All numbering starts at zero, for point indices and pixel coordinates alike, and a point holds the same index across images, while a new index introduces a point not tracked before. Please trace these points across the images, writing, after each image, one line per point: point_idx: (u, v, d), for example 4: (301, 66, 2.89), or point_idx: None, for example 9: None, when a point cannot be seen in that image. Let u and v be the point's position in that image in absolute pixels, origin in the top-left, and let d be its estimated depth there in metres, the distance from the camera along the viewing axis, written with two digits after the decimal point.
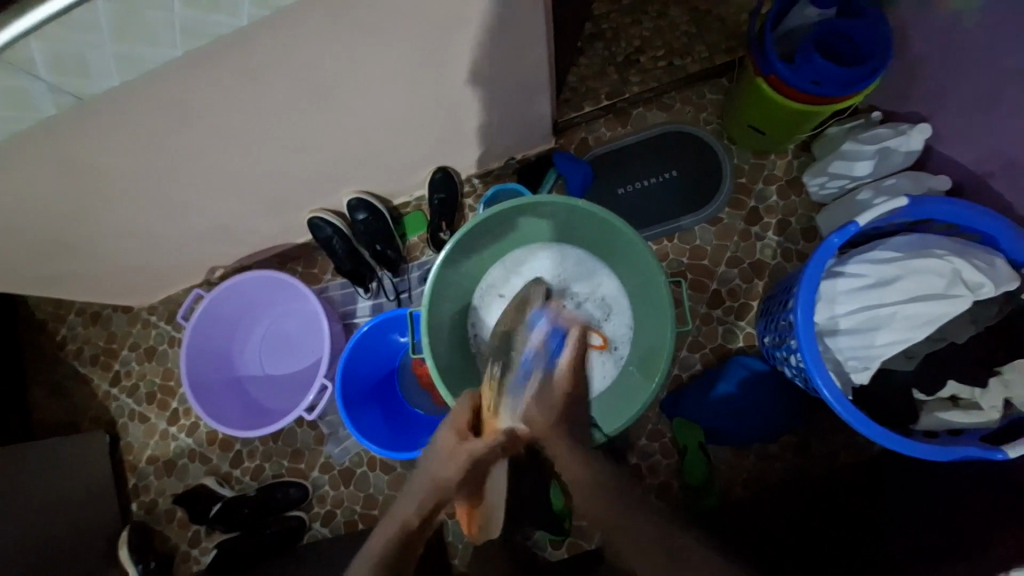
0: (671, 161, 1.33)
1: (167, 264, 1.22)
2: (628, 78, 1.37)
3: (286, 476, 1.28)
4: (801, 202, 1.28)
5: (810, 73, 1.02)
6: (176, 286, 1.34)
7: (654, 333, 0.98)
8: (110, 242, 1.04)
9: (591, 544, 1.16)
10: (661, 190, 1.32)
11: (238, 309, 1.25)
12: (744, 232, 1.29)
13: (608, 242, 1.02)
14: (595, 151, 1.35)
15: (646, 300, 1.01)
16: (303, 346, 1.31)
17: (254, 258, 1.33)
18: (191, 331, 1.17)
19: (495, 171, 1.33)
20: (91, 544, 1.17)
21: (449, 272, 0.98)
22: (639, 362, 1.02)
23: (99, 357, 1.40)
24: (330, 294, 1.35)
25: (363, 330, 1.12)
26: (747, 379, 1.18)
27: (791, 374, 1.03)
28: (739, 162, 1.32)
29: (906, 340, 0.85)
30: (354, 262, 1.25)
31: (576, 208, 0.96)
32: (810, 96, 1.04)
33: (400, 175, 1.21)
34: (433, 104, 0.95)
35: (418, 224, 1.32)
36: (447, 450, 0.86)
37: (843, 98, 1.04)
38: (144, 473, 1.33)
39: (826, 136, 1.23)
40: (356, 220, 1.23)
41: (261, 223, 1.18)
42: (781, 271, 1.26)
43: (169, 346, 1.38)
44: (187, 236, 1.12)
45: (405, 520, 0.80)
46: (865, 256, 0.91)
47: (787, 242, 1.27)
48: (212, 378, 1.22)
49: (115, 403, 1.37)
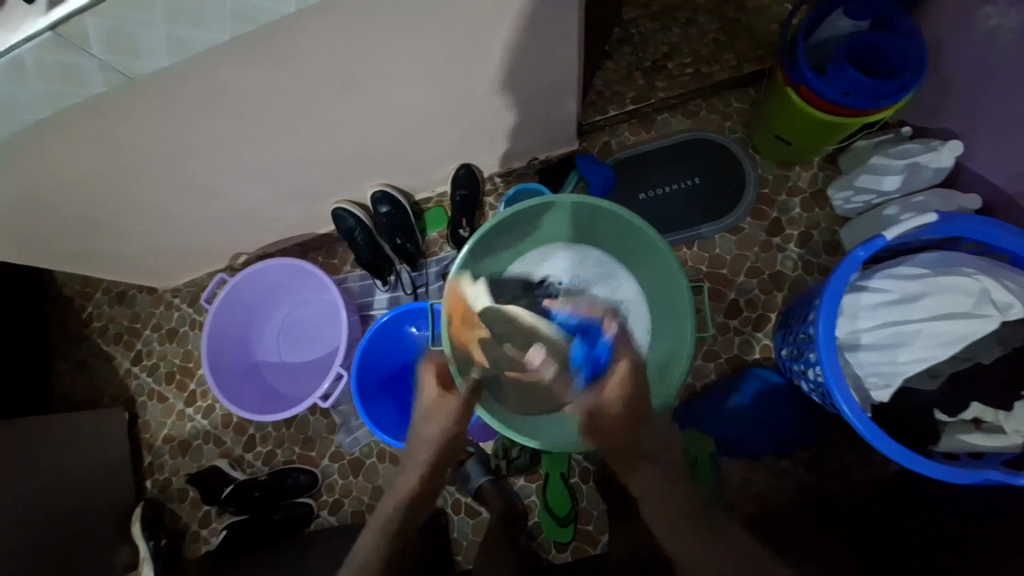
0: (694, 169, 1.32)
1: (193, 247, 1.25)
2: (654, 84, 1.37)
3: (297, 463, 1.29)
4: (824, 215, 1.27)
5: (842, 84, 1.01)
6: (200, 270, 1.37)
7: (673, 338, 0.99)
8: (142, 222, 1.07)
9: (596, 548, 1.15)
10: (682, 197, 1.31)
11: (260, 295, 1.27)
12: (765, 242, 1.28)
13: (629, 243, 1.02)
14: (618, 155, 1.35)
15: (666, 304, 1.01)
16: (320, 335, 1.33)
17: (277, 246, 1.36)
18: (213, 314, 1.20)
19: (517, 171, 1.35)
20: (106, 518, 1.20)
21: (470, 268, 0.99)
22: (657, 366, 1.02)
23: (123, 336, 1.44)
24: (348, 285, 1.36)
25: (381, 322, 1.13)
26: (763, 391, 1.16)
27: (809, 388, 1.01)
28: (763, 173, 1.31)
29: (930, 358, 0.84)
30: (374, 255, 1.27)
31: (600, 209, 0.96)
32: (841, 108, 1.04)
33: (424, 171, 1.22)
34: (461, 101, 0.96)
35: (439, 220, 1.33)
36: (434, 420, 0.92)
37: (873, 111, 1.03)
38: (159, 451, 1.36)
39: (854, 149, 1.22)
40: (379, 213, 1.25)
41: (286, 212, 1.20)
42: (801, 284, 1.25)
43: (190, 329, 1.42)
44: (215, 220, 1.15)
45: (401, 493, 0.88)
46: (890, 271, 0.89)
47: (809, 254, 1.26)
48: (231, 361, 1.25)
49: (135, 381, 1.41)
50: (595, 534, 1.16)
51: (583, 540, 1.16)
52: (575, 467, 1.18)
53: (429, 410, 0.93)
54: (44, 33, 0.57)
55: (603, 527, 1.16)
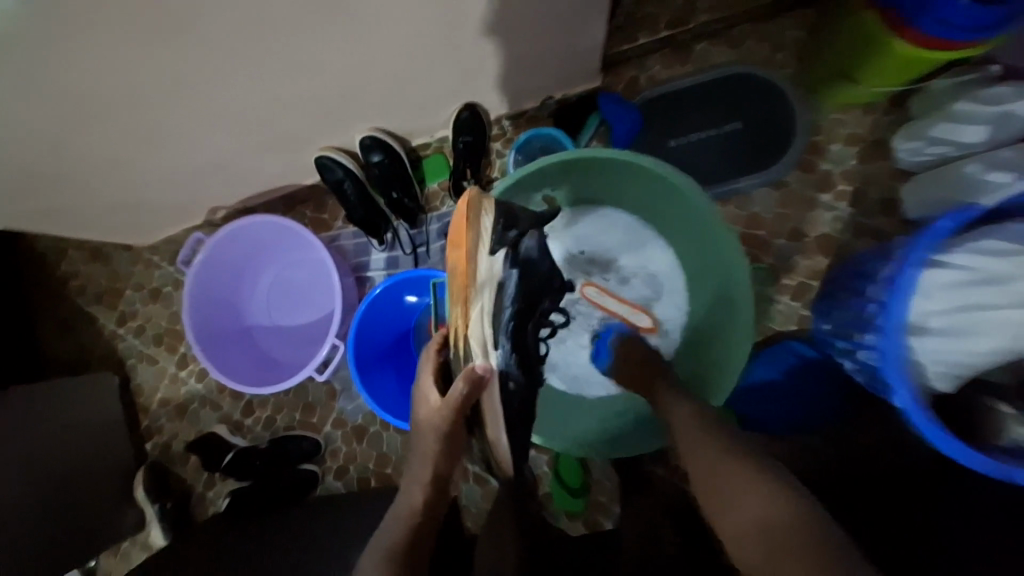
0: (738, 110, 1.13)
1: (165, 202, 1.11)
2: (695, 4, 1.15)
3: (298, 429, 1.25)
4: (882, 168, 1.13)
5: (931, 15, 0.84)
6: (178, 227, 1.25)
7: (717, 322, 0.92)
8: (97, 172, 0.93)
9: (609, 521, 1.14)
10: (720, 144, 1.13)
11: (247, 255, 1.17)
12: (811, 200, 1.14)
13: (675, 207, 0.91)
14: (646, 93, 1.15)
15: (708, 280, 0.94)
16: (312, 298, 1.22)
17: (259, 201, 1.22)
18: (195, 279, 1.09)
19: (529, 112, 1.15)
20: (108, 480, 1.18)
21: None
22: (699, 342, 0.96)
23: (103, 296, 1.34)
24: (341, 244, 1.23)
25: (375, 294, 1.04)
26: (794, 366, 1.08)
27: (853, 366, 0.96)
28: (816, 118, 1.15)
29: (1006, 349, 0.75)
30: (366, 211, 1.13)
31: (637, 169, 0.88)
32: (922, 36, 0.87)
33: (422, 112, 1.05)
34: (466, 24, 0.78)
35: (438, 169, 1.17)
36: (425, 417, 0.76)
37: (943, 48, 0.88)
38: (156, 416, 1.31)
39: (929, 91, 1.05)
40: (371, 163, 1.08)
41: (266, 162, 1.05)
42: (848, 247, 1.12)
43: (174, 289, 1.31)
44: (187, 172, 1.01)
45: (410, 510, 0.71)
46: (978, 245, 0.76)
47: (861, 215, 1.13)
48: (220, 327, 1.16)
49: (122, 343, 1.33)
50: (606, 504, 1.15)
51: (594, 510, 1.15)
52: None
53: (439, 432, 0.73)
54: None
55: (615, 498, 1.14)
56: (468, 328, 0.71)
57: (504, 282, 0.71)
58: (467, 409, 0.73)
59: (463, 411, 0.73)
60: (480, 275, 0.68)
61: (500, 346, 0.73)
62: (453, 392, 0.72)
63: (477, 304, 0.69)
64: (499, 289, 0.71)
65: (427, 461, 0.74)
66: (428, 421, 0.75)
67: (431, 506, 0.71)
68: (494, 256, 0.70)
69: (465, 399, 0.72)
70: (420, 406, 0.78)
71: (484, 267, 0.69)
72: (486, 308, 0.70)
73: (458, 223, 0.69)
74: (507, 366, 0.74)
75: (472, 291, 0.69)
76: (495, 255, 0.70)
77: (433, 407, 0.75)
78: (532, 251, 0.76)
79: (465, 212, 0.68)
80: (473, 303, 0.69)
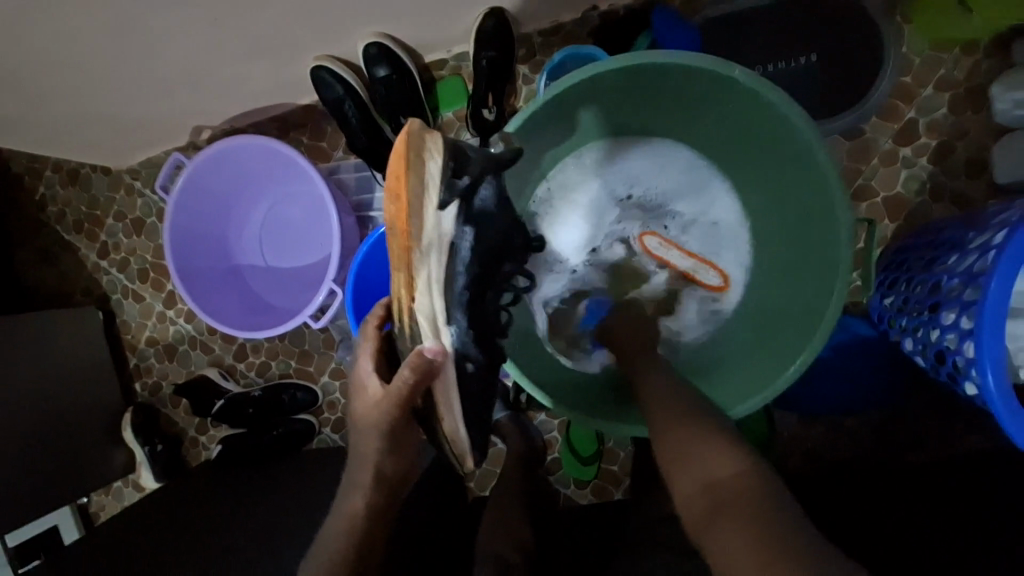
0: (815, 37, 0.94)
1: (139, 118, 0.97)
2: None
3: (293, 377, 1.17)
4: (976, 120, 0.94)
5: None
6: (160, 147, 1.11)
7: (784, 284, 0.81)
8: (54, 76, 0.79)
9: (619, 491, 1.07)
10: (792, 79, 0.95)
11: (234, 184, 1.03)
12: (887, 154, 0.97)
13: (754, 143, 0.77)
14: (707, 12, 0.96)
15: (780, 235, 0.81)
16: (309, 237, 1.10)
17: (248, 120, 1.07)
18: (173, 210, 0.96)
19: (565, 28, 0.98)
20: (94, 420, 1.11)
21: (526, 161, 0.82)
22: (758, 305, 0.85)
23: (83, 225, 1.22)
24: (340, 178, 1.09)
25: (380, 233, 0.92)
26: (848, 344, 0.94)
27: (910, 347, 0.82)
28: (907, 53, 0.95)
29: None
30: (371, 138, 0.98)
31: (712, 94, 0.74)
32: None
33: (438, 18, 0.88)
34: None
35: (455, 94, 1.01)
36: (364, 407, 0.64)
37: None
38: (144, 355, 1.23)
39: None
40: (376, 78, 0.92)
41: (248, 72, 0.89)
42: (923, 212, 0.96)
43: (158, 220, 1.19)
44: (156, 81, 0.85)
45: (352, 513, 0.63)
46: None
47: (943, 175, 0.95)
48: (205, 265, 1.05)
49: (106, 278, 1.23)
50: (618, 475, 1.07)
51: (605, 481, 1.07)
52: None
53: (382, 428, 0.63)
54: None
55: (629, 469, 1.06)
56: (409, 302, 0.58)
57: (458, 246, 0.59)
58: (415, 399, 0.62)
59: (406, 405, 0.61)
60: (425, 235, 0.55)
61: (453, 322, 0.60)
62: (397, 380, 0.60)
63: (423, 272, 0.57)
64: (450, 253, 0.58)
65: (370, 460, 0.64)
66: (368, 414, 0.63)
67: (377, 507, 0.64)
68: (443, 212, 0.56)
69: (410, 389, 0.60)
70: (356, 394, 0.66)
71: (430, 225, 0.55)
72: (435, 277, 0.57)
73: (398, 170, 0.53)
74: (463, 345, 0.63)
75: (415, 254, 0.55)
76: (446, 210, 0.56)
77: (372, 397, 0.63)
78: (487, 204, 0.64)
79: (405, 145, 0.52)
80: (419, 269, 0.56)
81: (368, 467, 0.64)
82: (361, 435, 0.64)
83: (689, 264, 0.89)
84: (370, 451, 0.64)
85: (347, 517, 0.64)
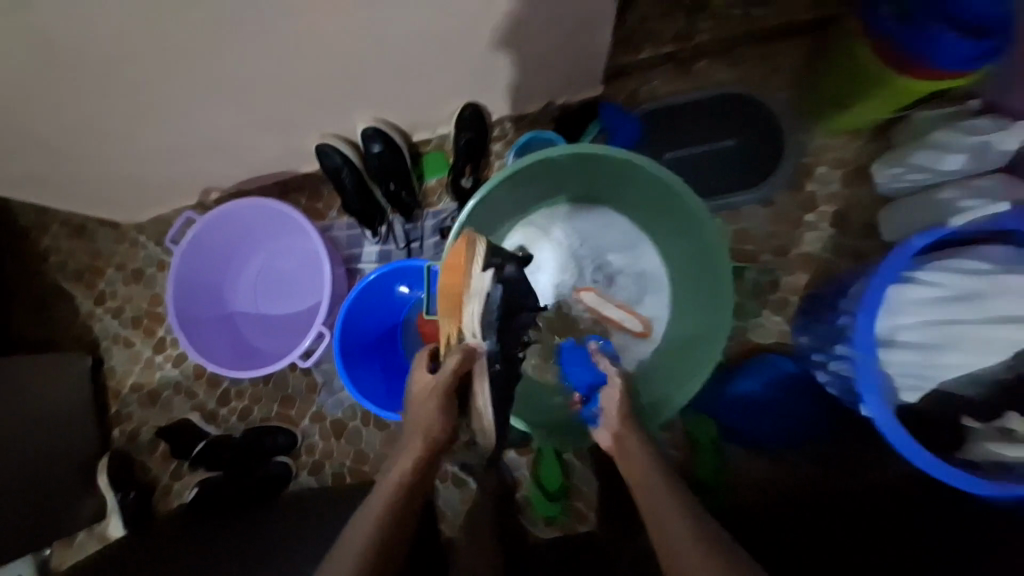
0: (732, 127, 1.16)
1: (158, 179, 1.10)
2: (694, 25, 1.19)
3: (274, 421, 1.21)
4: (863, 194, 1.16)
5: (883, 19, 0.96)
6: (169, 205, 1.23)
7: (697, 318, 0.95)
8: (89, 140, 0.91)
9: (586, 527, 1.12)
10: (715, 159, 1.16)
11: (234, 239, 1.14)
12: (796, 219, 1.17)
13: (667, 212, 0.93)
14: (645, 105, 1.19)
15: (692, 281, 0.96)
16: (300, 287, 1.20)
17: (253, 185, 1.22)
18: (179, 261, 1.07)
19: (531, 115, 1.18)
20: (71, 464, 1.12)
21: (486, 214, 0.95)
22: (682, 346, 0.96)
23: (83, 274, 1.30)
24: (333, 234, 1.23)
25: (369, 280, 1.03)
26: (777, 378, 1.09)
27: (826, 379, 0.99)
28: (805, 140, 1.18)
29: (974, 364, 0.80)
30: (363, 201, 1.13)
31: (631, 171, 0.90)
32: (875, 38, 0.98)
33: (425, 106, 1.06)
34: (473, 20, 0.80)
35: (438, 166, 1.19)
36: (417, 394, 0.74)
37: (951, 75, 0.93)
38: (126, 401, 1.26)
39: (910, 121, 1.09)
40: (370, 153, 1.08)
41: (263, 143, 1.04)
42: (831, 267, 1.14)
43: (158, 270, 1.28)
44: (180, 148, 1.00)
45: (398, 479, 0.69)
46: (942, 263, 0.82)
47: (841, 236, 1.16)
48: (202, 312, 1.13)
49: (98, 324, 1.28)
50: (584, 512, 1.13)
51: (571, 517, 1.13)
52: None
53: (434, 409, 0.71)
54: None
55: (594, 505, 1.12)
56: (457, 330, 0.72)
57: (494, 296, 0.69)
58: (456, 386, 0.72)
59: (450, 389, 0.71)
60: (472, 286, 0.68)
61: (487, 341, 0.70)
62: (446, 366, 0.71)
63: (466, 310, 0.69)
64: (486, 299, 0.69)
65: (418, 435, 0.71)
66: (420, 397, 0.73)
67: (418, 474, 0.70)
68: (485, 273, 0.69)
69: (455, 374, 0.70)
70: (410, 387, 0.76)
71: (475, 280, 0.68)
72: (475, 315, 0.68)
73: (458, 247, 0.72)
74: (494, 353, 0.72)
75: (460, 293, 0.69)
76: (487, 270, 0.69)
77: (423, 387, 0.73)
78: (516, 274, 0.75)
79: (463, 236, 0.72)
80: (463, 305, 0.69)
81: (417, 438, 0.71)
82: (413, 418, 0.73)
83: (621, 315, 1.01)
84: (418, 425, 0.72)
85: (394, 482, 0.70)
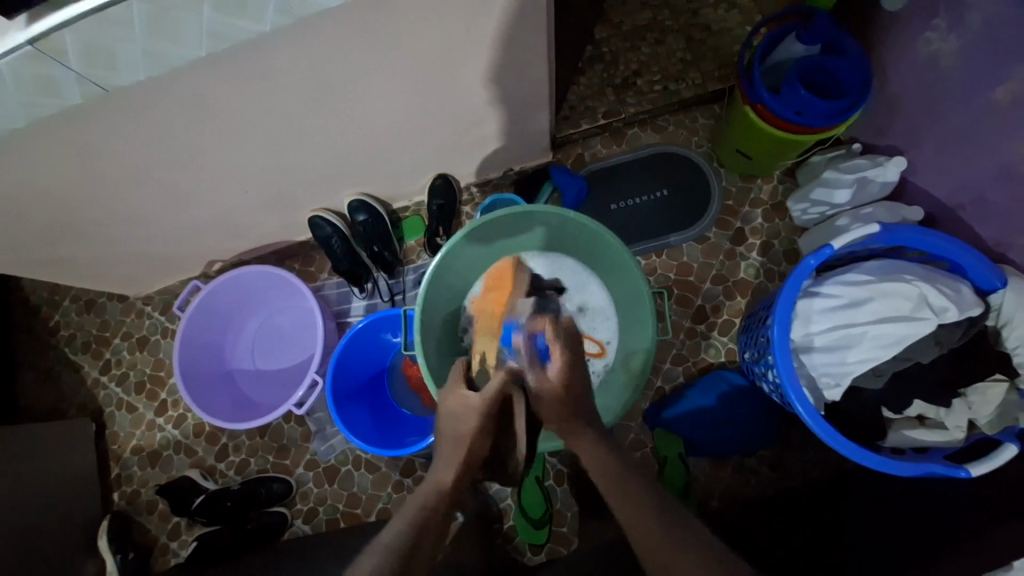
0: (662, 180, 1.38)
1: (168, 255, 1.25)
2: (624, 100, 1.42)
3: (271, 471, 1.28)
4: (784, 225, 1.34)
5: (759, 89, 1.11)
6: (175, 278, 1.37)
7: (637, 338, 1.07)
8: (112, 227, 1.06)
9: (568, 549, 1.19)
10: (652, 208, 1.37)
11: (234, 303, 1.27)
12: (729, 251, 1.34)
13: (603, 252, 1.08)
14: (590, 167, 1.40)
15: (631, 309, 1.09)
16: (296, 341, 1.32)
17: (252, 255, 1.37)
18: (186, 323, 1.19)
19: (493, 181, 1.39)
20: (73, 528, 1.16)
21: (451, 267, 1.08)
22: (626, 366, 1.09)
23: (91, 345, 1.41)
24: (325, 293, 1.37)
25: (357, 327, 1.15)
26: (727, 392, 1.22)
27: (769, 389, 1.10)
28: (727, 185, 1.38)
29: (876, 358, 0.94)
30: (351, 262, 1.29)
31: (569, 220, 1.06)
32: (755, 103, 1.14)
33: (402, 179, 1.25)
34: (435, 113, 1.00)
35: (415, 228, 1.36)
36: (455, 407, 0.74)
37: (822, 129, 1.12)
38: (128, 463, 1.33)
39: (808, 164, 1.30)
40: (356, 222, 1.26)
41: (262, 219, 1.21)
42: (763, 290, 1.31)
43: (162, 337, 1.40)
44: (190, 228, 1.16)
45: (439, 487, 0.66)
46: (839, 278, 1.00)
47: (769, 262, 1.33)
48: (204, 370, 1.24)
49: (103, 392, 1.37)
50: (568, 536, 1.20)
51: (556, 542, 1.20)
52: (549, 469, 1.23)
53: (474, 425, 0.71)
54: (23, 47, 0.60)
55: (577, 529, 1.19)
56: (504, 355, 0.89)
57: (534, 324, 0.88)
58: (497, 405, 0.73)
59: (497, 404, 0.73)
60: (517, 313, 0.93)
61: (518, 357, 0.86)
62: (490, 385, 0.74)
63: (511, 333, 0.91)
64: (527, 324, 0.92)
65: (458, 443, 0.70)
66: (459, 411, 0.73)
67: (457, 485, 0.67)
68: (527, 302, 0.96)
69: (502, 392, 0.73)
70: (447, 401, 0.76)
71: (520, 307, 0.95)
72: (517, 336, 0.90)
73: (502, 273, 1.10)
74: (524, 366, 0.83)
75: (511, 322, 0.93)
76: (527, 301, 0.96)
77: (466, 403, 0.73)
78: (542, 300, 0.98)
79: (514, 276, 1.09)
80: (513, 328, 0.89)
81: (455, 452, 0.70)
82: (450, 430, 0.72)
83: None
84: (457, 440, 0.71)
85: (432, 490, 0.66)
